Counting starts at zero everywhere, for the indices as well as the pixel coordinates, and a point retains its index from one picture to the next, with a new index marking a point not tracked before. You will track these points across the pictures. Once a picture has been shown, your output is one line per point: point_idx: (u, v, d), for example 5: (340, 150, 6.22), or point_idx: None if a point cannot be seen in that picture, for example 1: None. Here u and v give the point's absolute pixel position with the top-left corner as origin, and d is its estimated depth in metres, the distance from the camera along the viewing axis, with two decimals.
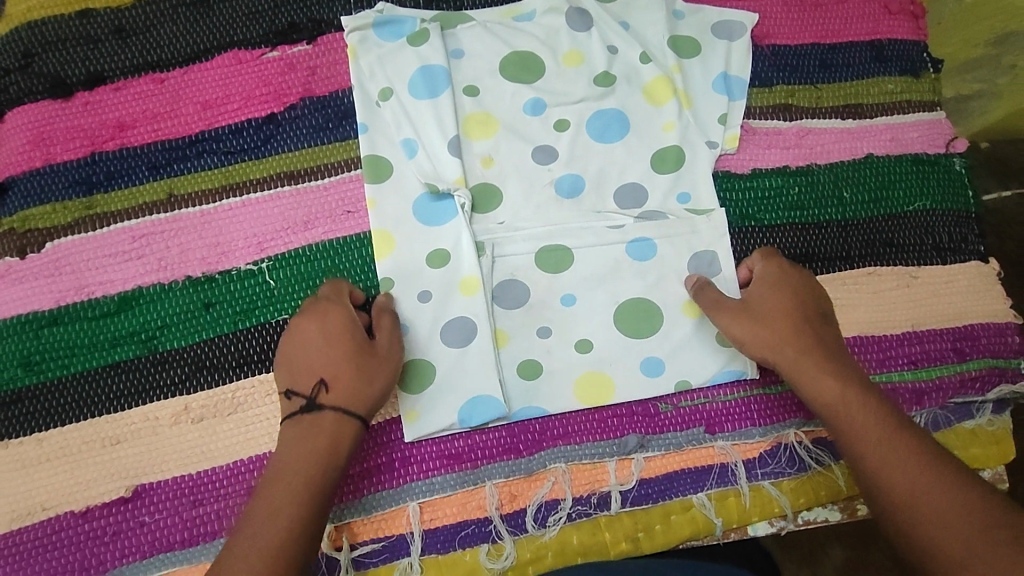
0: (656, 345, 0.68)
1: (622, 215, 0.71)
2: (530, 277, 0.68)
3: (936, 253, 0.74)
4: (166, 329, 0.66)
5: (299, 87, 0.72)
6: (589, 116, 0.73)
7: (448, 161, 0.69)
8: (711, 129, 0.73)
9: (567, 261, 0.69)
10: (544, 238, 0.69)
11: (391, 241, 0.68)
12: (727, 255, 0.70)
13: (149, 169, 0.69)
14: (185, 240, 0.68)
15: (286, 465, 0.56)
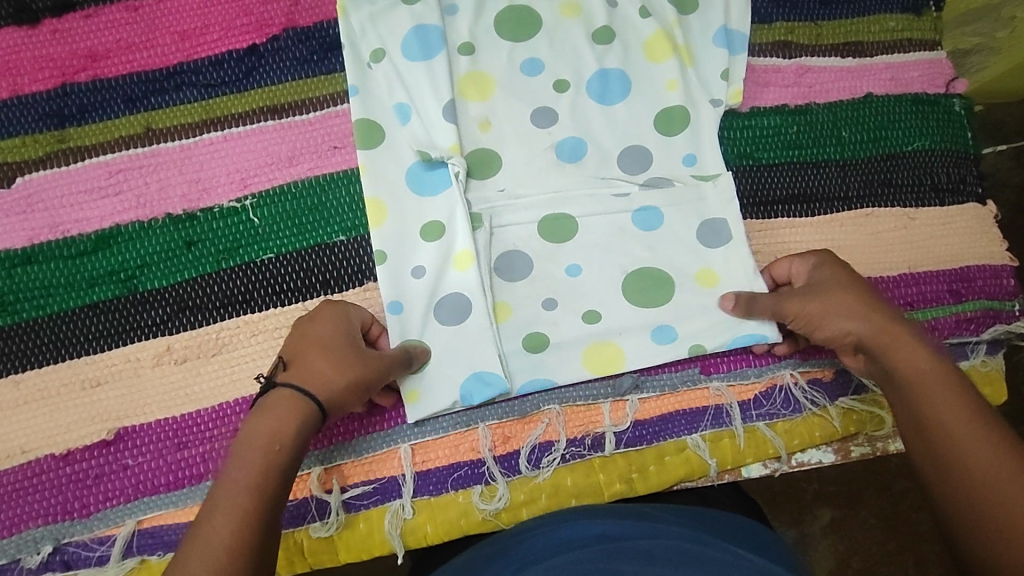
0: (665, 310, 0.66)
1: (626, 181, 0.69)
2: (535, 247, 0.67)
3: (935, 194, 0.73)
4: (146, 268, 0.63)
5: (281, 18, 0.69)
6: (589, 76, 0.70)
7: (445, 125, 0.67)
8: (714, 86, 0.71)
9: (570, 228, 0.68)
10: (546, 205, 0.68)
11: (386, 212, 0.65)
12: (737, 220, 0.68)
13: (124, 102, 0.66)
14: (164, 175, 0.65)
15: (234, 485, 0.47)
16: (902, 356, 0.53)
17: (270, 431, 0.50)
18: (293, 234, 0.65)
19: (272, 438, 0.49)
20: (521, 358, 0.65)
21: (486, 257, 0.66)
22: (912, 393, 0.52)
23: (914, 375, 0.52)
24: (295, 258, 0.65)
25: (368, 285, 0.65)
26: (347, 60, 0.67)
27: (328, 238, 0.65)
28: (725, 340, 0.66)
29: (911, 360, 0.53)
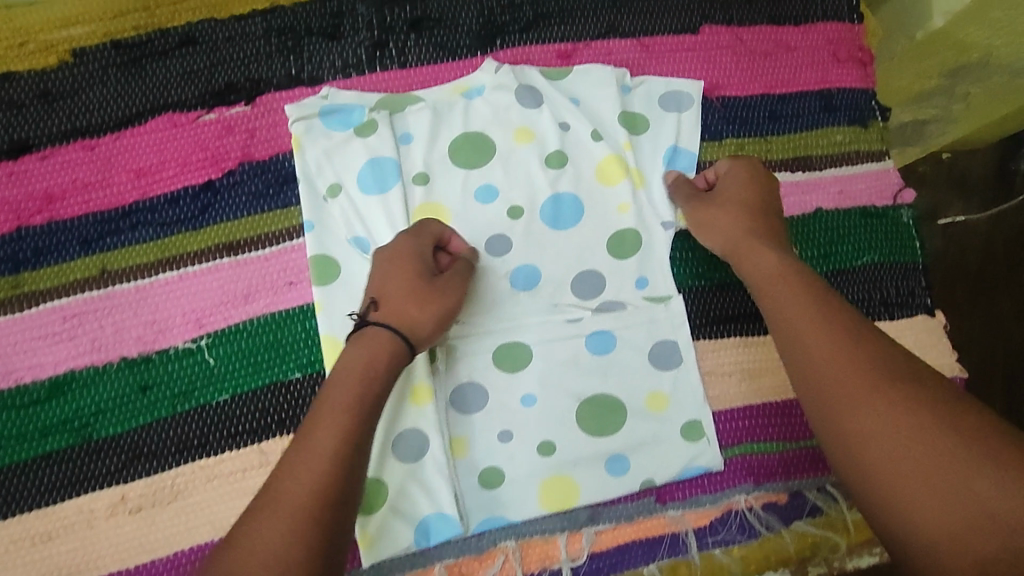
0: (617, 438, 0.68)
1: (579, 307, 0.70)
2: (488, 377, 0.68)
3: (884, 308, 0.75)
4: (101, 415, 0.63)
5: (238, 152, 0.69)
6: (543, 201, 0.72)
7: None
8: (665, 208, 0.73)
9: (525, 358, 0.69)
10: (501, 337, 0.69)
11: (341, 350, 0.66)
12: (686, 345, 0.71)
13: (80, 244, 0.66)
14: (120, 318, 0.65)
15: (308, 464, 0.51)
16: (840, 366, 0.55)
17: (362, 360, 0.56)
18: (249, 373, 0.66)
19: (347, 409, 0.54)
20: (477, 495, 0.65)
21: (442, 393, 0.67)
22: (839, 401, 0.53)
23: (844, 385, 0.53)
24: (252, 398, 0.65)
25: None
26: (303, 196, 0.68)
27: (284, 375, 0.66)
28: (679, 468, 0.68)
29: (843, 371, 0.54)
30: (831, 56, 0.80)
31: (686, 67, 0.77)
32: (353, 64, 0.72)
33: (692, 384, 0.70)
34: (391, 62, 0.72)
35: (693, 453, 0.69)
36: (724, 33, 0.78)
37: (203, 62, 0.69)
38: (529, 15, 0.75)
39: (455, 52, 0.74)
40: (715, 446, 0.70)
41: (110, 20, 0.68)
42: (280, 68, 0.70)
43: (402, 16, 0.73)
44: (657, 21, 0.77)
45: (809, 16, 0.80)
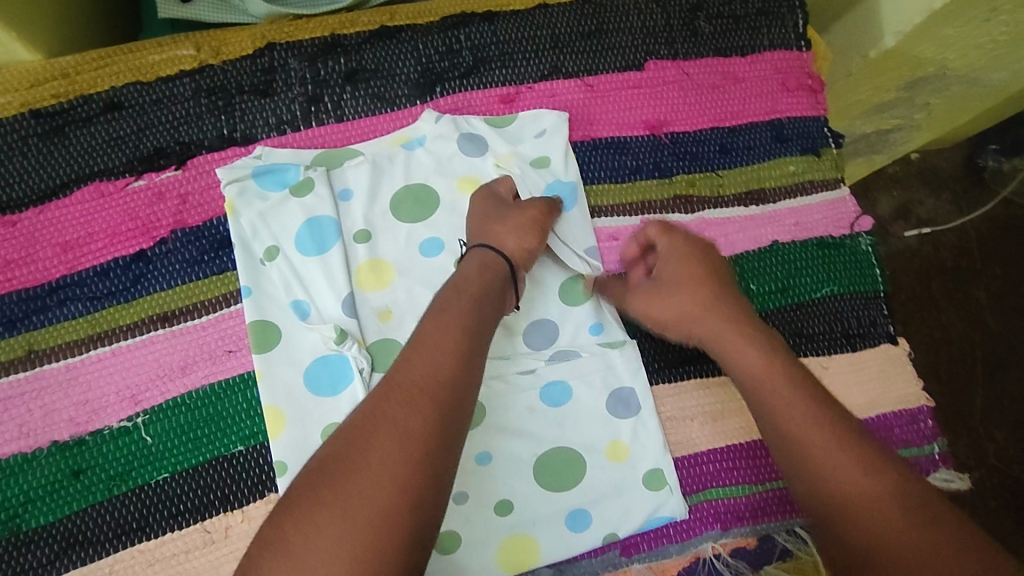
0: (578, 493, 0.65)
1: (533, 357, 0.68)
2: None
3: (846, 340, 0.73)
4: (31, 505, 0.60)
5: (170, 218, 0.67)
6: None
7: (342, 318, 0.65)
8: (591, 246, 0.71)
9: (481, 414, 0.66)
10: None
11: (283, 419, 0.63)
12: (645, 390, 0.68)
13: (4, 324, 0.63)
14: (49, 400, 0.62)
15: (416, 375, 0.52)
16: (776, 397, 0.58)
17: (464, 278, 0.61)
18: (189, 450, 0.63)
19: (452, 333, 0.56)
20: (433, 562, 0.62)
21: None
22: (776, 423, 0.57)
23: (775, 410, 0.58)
24: (193, 475, 0.62)
25: (270, 496, 0.63)
26: (239, 261, 0.66)
27: (226, 449, 0.63)
28: (644, 520, 0.65)
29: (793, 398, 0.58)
30: (780, 86, 0.79)
31: (632, 105, 0.75)
32: (288, 120, 0.70)
33: (654, 431, 0.68)
34: (327, 117, 0.71)
35: (661, 500, 0.66)
36: (669, 68, 0.76)
37: (130, 127, 0.68)
38: (468, 61, 0.73)
39: (393, 102, 0.72)
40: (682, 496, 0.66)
41: (28, 90, 0.66)
42: (210, 128, 0.69)
43: (336, 70, 0.71)
44: (600, 60, 0.76)
45: (756, 46, 0.79)
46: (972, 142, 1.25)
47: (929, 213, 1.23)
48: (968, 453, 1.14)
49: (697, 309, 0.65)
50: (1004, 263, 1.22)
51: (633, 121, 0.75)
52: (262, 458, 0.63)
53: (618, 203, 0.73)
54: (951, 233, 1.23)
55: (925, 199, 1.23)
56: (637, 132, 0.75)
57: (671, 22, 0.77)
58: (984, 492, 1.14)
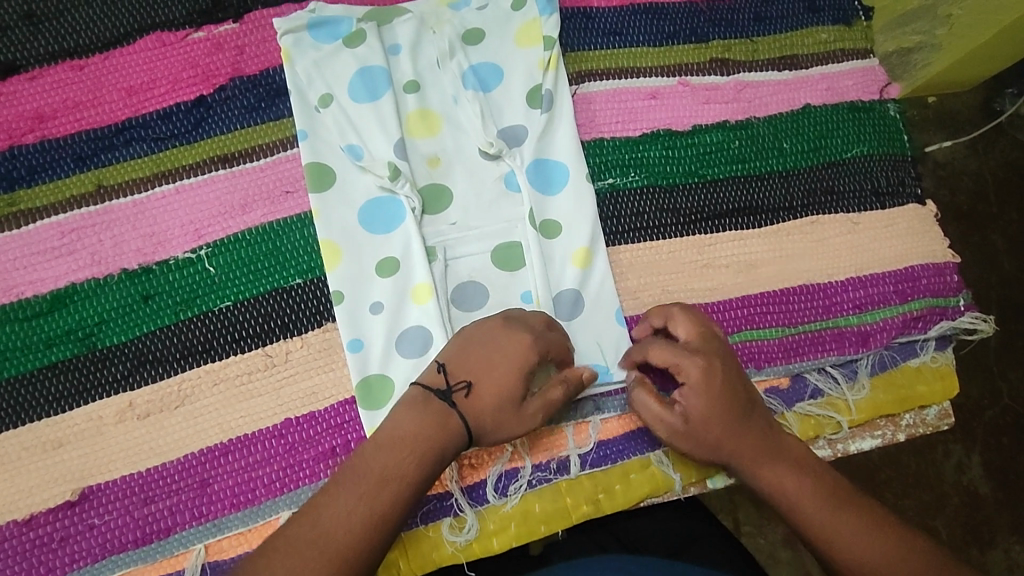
0: (605, 339, 0.68)
1: (565, 212, 0.70)
2: (488, 277, 0.68)
3: (876, 198, 0.75)
4: (104, 325, 0.63)
5: (228, 67, 0.70)
6: (526, 105, 0.71)
7: (394, 158, 0.68)
8: (527, 107, 0.71)
9: (520, 259, 0.69)
10: (498, 236, 0.69)
11: (340, 252, 0.66)
12: (600, 253, 0.70)
13: (74, 161, 0.66)
14: (118, 231, 0.66)
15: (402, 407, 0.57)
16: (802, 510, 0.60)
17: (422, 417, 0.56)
18: (250, 281, 0.66)
19: (434, 425, 0.56)
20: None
21: (442, 290, 0.66)
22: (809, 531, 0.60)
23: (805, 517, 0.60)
24: (254, 305, 0.66)
25: (327, 325, 0.66)
26: (295, 107, 0.69)
27: (284, 282, 0.66)
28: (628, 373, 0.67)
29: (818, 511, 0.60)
30: None
31: None
32: None
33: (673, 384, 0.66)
34: None
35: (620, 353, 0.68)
36: None
37: None
38: None
39: None
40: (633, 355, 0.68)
41: None
42: None
43: None
44: None
45: None
46: (990, 86, 1.25)
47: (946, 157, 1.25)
48: (981, 391, 1.17)
49: (730, 442, 0.61)
50: (1017, 205, 1.24)
51: None
52: (320, 290, 0.66)
53: (656, 65, 0.76)
54: (969, 177, 1.24)
55: (941, 141, 1.24)
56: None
57: None
58: (996, 429, 1.16)
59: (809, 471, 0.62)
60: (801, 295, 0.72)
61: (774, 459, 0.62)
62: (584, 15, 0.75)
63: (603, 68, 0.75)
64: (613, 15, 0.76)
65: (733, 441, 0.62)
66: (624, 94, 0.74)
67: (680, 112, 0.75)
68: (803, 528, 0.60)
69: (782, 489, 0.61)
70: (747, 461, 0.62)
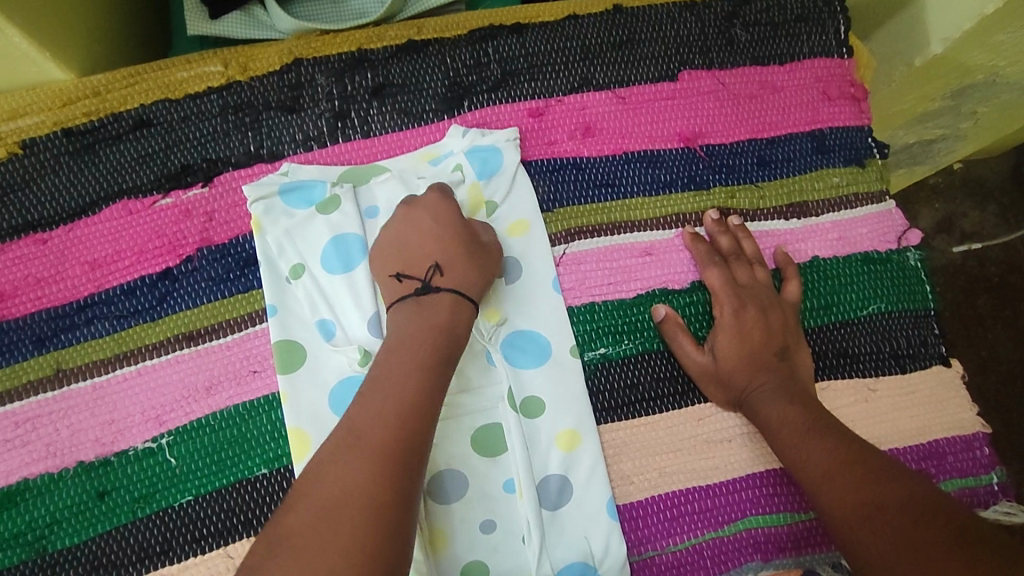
0: (596, 535, 0.61)
1: (550, 385, 0.64)
2: (466, 465, 0.62)
3: (895, 361, 0.69)
4: (56, 526, 0.60)
5: (196, 236, 0.67)
6: (510, 269, 0.67)
7: (368, 337, 0.64)
8: (509, 271, 0.67)
9: (501, 443, 0.63)
10: (476, 418, 0.63)
11: (308, 441, 0.61)
12: (589, 432, 0.64)
13: (34, 342, 0.63)
14: (75, 420, 0.62)
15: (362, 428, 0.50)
16: (836, 486, 0.54)
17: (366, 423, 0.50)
18: (212, 472, 0.62)
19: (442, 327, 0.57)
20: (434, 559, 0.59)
21: None
22: (844, 522, 0.52)
23: (839, 501, 0.53)
24: (215, 499, 0.61)
25: None
26: (265, 279, 0.65)
27: (248, 472, 0.62)
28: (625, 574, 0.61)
29: (849, 494, 0.53)
30: (821, 95, 0.76)
31: (665, 116, 0.73)
32: (314, 136, 0.70)
33: (578, 412, 0.64)
34: (354, 132, 0.71)
35: (610, 550, 0.61)
36: (704, 78, 0.75)
37: (158, 144, 0.69)
38: (497, 74, 0.73)
39: (420, 117, 0.72)
40: (628, 552, 0.62)
41: (60, 109, 0.67)
42: (237, 145, 0.69)
43: (363, 85, 0.71)
44: (632, 70, 0.74)
45: (795, 53, 0.77)
46: None
47: (974, 226, 1.10)
48: None
49: (766, 407, 0.61)
50: None
51: (667, 133, 0.73)
52: (283, 481, 0.62)
53: (652, 217, 0.71)
54: (999, 250, 1.09)
55: (969, 212, 1.10)
56: (671, 144, 0.73)
57: (707, 30, 0.76)
58: None
59: (873, 466, 0.54)
60: None
61: (834, 437, 0.57)
62: (573, 166, 0.71)
63: (593, 223, 0.70)
64: (604, 165, 0.72)
65: (765, 395, 0.62)
66: (617, 251, 0.69)
67: (676, 268, 0.69)
68: (835, 524, 0.53)
69: (808, 464, 0.56)
70: (787, 439, 0.59)
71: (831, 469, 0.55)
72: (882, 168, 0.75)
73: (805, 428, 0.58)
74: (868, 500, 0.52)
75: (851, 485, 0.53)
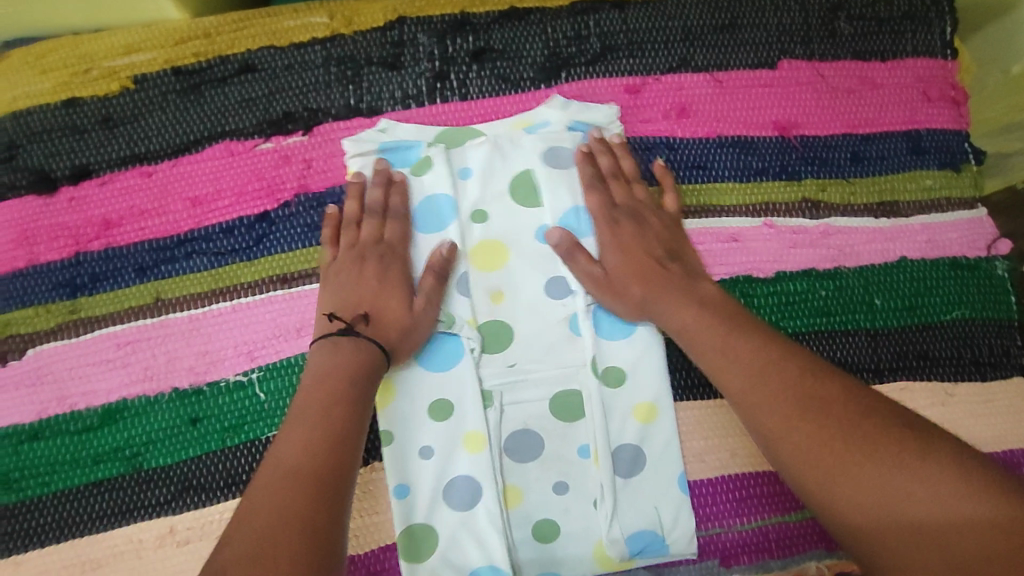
0: (665, 508, 0.63)
1: (631, 360, 0.66)
2: (544, 426, 0.64)
3: (975, 368, 0.69)
4: (151, 446, 0.63)
5: (294, 182, 0.68)
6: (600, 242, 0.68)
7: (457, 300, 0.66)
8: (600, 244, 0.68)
9: (579, 410, 0.65)
10: (556, 383, 0.65)
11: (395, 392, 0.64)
12: (665, 408, 0.65)
13: (136, 271, 0.66)
14: (172, 347, 0.65)
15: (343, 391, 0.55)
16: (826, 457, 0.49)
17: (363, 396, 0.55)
18: None
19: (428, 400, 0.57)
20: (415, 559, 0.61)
21: (496, 440, 0.64)
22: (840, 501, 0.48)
23: (825, 478, 0.49)
24: None
25: (374, 465, 0.64)
26: None
27: None
28: (694, 547, 0.62)
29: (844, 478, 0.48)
30: (921, 95, 0.75)
31: (762, 104, 0.73)
32: (413, 95, 0.71)
33: (656, 390, 0.65)
34: (452, 94, 0.72)
35: (678, 523, 0.63)
36: (804, 69, 0.74)
37: (261, 90, 0.70)
38: (596, 48, 0.73)
39: (518, 84, 0.72)
40: (696, 527, 0.63)
41: (172, 48, 0.69)
42: (338, 98, 0.71)
43: (464, 48, 0.72)
44: (731, 55, 0.74)
45: (898, 52, 0.75)
46: None
47: None
48: None
49: None
50: None
51: (761, 120, 0.73)
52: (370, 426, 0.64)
53: (740, 204, 0.71)
54: None
55: None
56: (765, 132, 0.72)
57: (810, 20, 0.75)
58: None
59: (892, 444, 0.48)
60: None
61: (886, 447, 0.48)
62: (666, 145, 0.72)
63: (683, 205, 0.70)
64: (698, 147, 0.72)
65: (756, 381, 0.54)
66: (704, 235, 0.70)
67: (762, 256, 0.70)
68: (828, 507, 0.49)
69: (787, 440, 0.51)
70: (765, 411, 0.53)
71: (800, 444, 0.51)
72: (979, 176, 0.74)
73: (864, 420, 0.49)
74: (907, 517, 0.45)
75: (870, 481, 0.47)
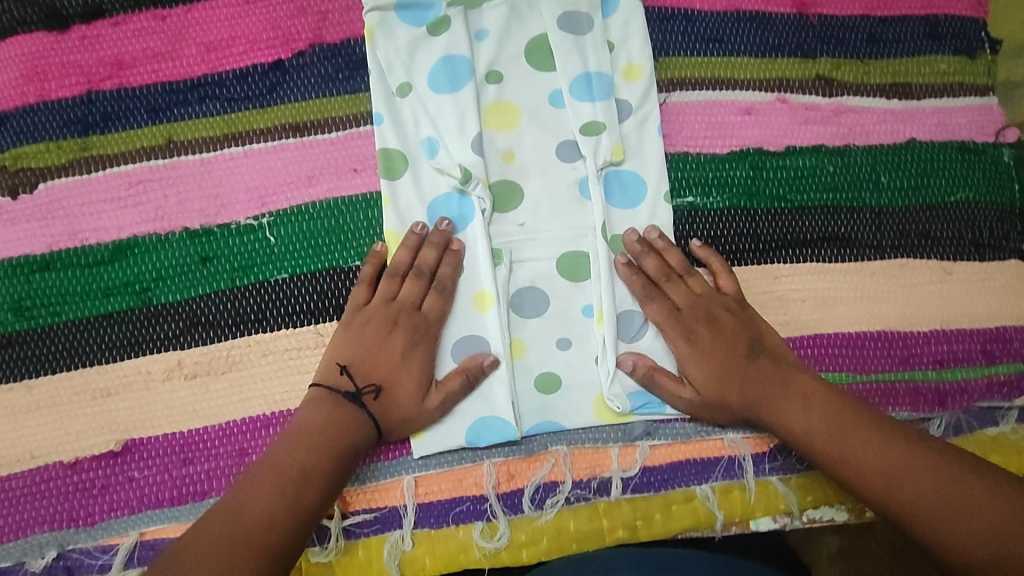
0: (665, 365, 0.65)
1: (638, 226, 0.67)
2: (551, 285, 0.66)
3: (975, 249, 0.70)
4: (161, 282, 0.64)
5: (308, 33, 0.68)
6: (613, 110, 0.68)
7: (470, 158, 0.65)
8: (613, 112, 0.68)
9: (586, 271, 0.66)
10: (565, 244, 0.66)
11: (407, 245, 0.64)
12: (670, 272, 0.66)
13: (148, 112, 0.66)
14: (183, 189, 0.65)
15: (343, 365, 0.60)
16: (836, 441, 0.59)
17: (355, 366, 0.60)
18: (308, 256, 0.65)
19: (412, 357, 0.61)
20: None
21: (504, 295, 0.65)
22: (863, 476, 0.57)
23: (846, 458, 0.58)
24: (311, 280, 0.64)
25: None
26: (374, 87, 0.67)
27: (343, 261, 0.65)
28: None
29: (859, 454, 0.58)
30: None
31: None
32: None
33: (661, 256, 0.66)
34: None
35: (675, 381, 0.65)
36: None
37: None
38: None
39: None
40: None
41: None
42: None
43: None
44: None
45: None
46: None
47: None
48: None
49: None
50: None
51: None
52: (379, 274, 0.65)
53: (754, 78, 0.71)
54: None
55: None
56: (784, 9, 0.72)
57: None
58: None
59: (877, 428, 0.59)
60: (878, 341, 0.68)
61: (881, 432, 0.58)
62: (684, 17, 0.71)
63: (697, 76, 0.70)
64: (715, 20, 0.71)
65: (805, 411, 0.60)
66: (716, 106, 0.70)
67: (773, 131, 0.70)
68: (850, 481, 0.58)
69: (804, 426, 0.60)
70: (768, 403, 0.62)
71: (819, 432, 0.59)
72: (992, 64, 0.74)
73: (920, 468, 0.56)
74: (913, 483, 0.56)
75: (880, 460, 0.57)
